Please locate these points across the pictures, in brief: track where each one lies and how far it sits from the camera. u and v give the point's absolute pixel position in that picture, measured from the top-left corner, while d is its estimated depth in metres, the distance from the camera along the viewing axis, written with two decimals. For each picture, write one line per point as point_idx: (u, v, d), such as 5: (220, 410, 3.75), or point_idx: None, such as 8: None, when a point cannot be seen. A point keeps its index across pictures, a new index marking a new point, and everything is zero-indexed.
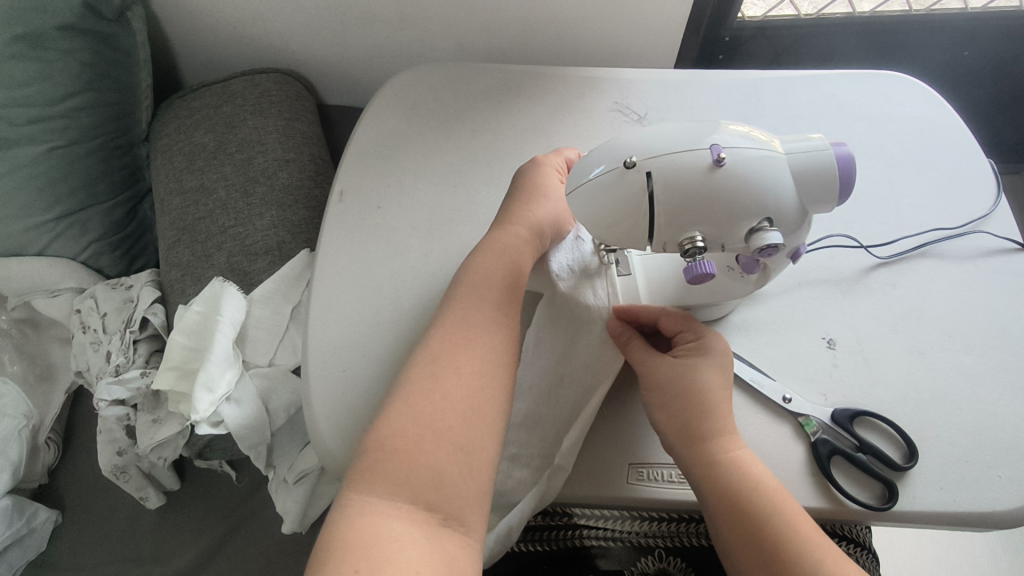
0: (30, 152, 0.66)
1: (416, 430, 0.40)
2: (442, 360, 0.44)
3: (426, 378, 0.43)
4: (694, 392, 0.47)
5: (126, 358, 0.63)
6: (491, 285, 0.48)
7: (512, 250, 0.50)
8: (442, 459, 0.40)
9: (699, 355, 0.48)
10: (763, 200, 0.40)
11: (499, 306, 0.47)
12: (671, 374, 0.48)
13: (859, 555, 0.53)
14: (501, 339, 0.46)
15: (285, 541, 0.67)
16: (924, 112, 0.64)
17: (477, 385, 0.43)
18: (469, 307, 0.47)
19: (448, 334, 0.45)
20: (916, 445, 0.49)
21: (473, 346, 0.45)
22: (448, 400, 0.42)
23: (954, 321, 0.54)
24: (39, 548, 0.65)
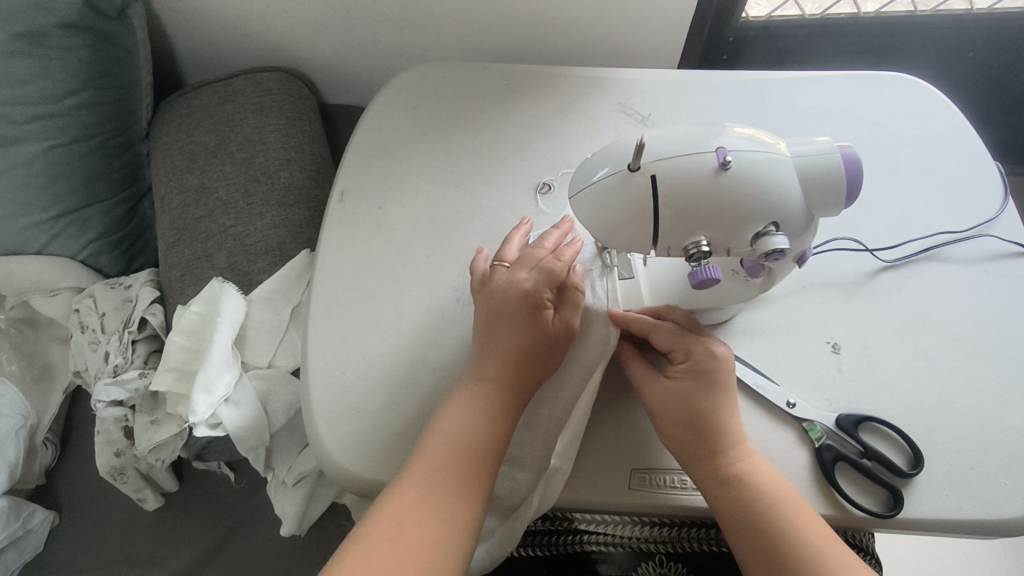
0: (29, 150, 0.66)
1: (378, 551, 0.40)
2: (412, 502, 0.42)
3: (393, 520, 0.41)
4: (685, 420, 0.45)
5: (125, 358, 0.62)
6: (479, 430, 0.44)
7: (507, 377, 0.46)
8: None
9: (688, 376, 0.46)
10: (770, 204, 0.39)
11: (484, 458, 0.44)
12: (669, 400, 0.46)
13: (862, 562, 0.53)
14: (482, 495, 0.43)
15: (284, 543, 0.66)
16: (931, 114, 0.64)
17: (443, 542, 0.41)
18: (454, 454, 0.43)
19: (424, 481, 0.42)
20: (921, 452, 0.49)
21: (449, 501, 0.42)
22: (414, 513, 0.41)
23: (960, 326, 0.54)
24: (36, 550, 0.64)
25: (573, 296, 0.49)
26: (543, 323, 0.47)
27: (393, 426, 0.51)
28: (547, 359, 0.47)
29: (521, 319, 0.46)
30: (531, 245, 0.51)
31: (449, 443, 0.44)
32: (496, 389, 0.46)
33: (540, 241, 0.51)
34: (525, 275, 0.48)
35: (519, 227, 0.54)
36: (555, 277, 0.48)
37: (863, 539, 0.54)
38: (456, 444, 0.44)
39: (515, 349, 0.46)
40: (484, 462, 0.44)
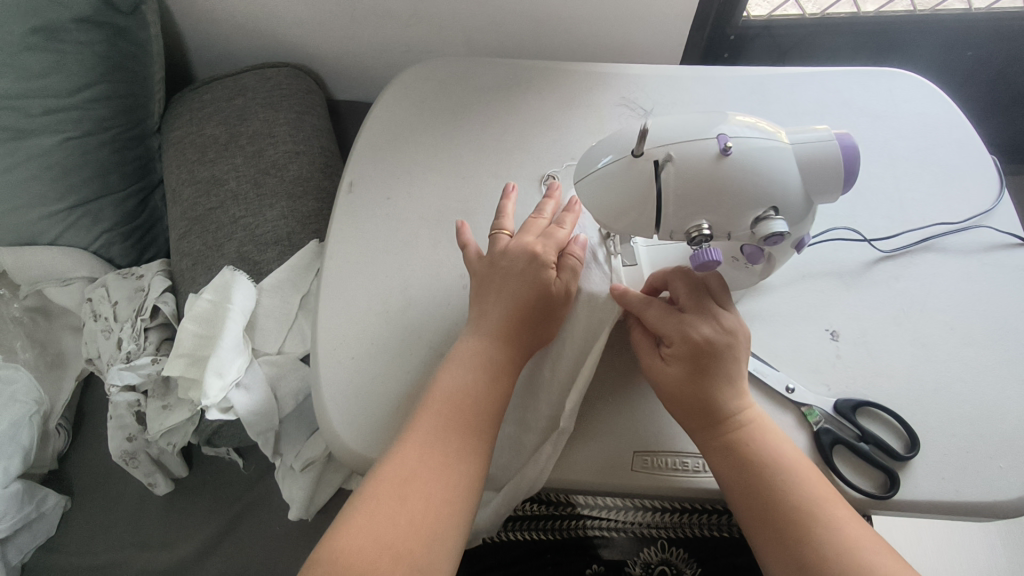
0: (45, 142, 0.68)
1: (387, 503, 0.41)
2: (416, 462, 0.43)
3: (397, 482, 0.42)
4: (681, 400, 0.46)
5: (137, 345, 0.63)
6: (480, 390, 0.46)
7: (509, 334, 0.47)
8: (409, 531, 0.41)
9: (678, 357, 0.46)
10: (769, 190, 0.40)
11: (485, 417, 0.45)
12: (665, 381, 0.47)
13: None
14: (484, 451, 0.45)
15: (291, 528, 0.67)
16: (928, 109, 0.65)
17: (447, 499, 0.42)
18: (455, 413, 0.45)
19: (426, 441, 0.43)
20: (918, 436, 0.50)
21: (451, 459, 0.43)
22: (422, 468, 0.43)
23: (957, 315, 0.55)
24: (49, 533, 0.66)
25: (574, 260, 0.51)
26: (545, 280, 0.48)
27: (400, 409, 0.52)
28: (548, 320, 0.49)
29: (525, 277, 0.49)
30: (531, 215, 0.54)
31: (450, 403, 0.45)
32: (496, 347, 0.47)
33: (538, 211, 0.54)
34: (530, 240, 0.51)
35: (511, 194, 0.56)
36: (557, 243, 0.51)
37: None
38: (459, 401, 0.45)
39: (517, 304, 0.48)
40: (484, 421, 0.45)
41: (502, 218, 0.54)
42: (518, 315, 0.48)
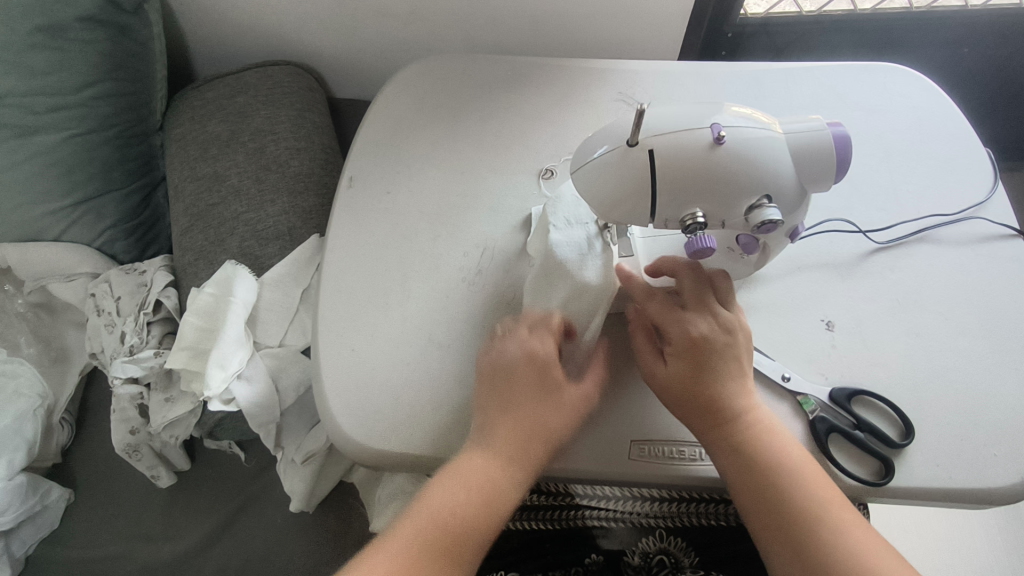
0: (49, 140, 0.68)
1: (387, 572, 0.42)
2: (422, 536, 0.43)
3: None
4: (686, 397, 0.47)
5: (141, 338, 0.64)
6: (480, 492, 0.45)
7: (516, 452, 0.46)
8: None
9: (682, 354, 0.47)
10: (763, 178, 0.41)
11: (479, 530, 0.44)
12: (668, 379, 0.47)
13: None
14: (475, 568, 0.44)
15: (292, 520, 0.68)
16: (923, 102, 0.65)
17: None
18: (450, 522, 0.44)
19: (433, 515, 0.44)
20: (912, 423, 0.50)
21: (456, 540, 0.43)
22: (426, 541, 0.43)
23: (951, 305, 0.55)
24: (53, 526, 0.66)
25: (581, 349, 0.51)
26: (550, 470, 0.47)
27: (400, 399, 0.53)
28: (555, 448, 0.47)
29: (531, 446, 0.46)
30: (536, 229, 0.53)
31: (441, 522, 0.44)
32: (513, 436, 0.46)
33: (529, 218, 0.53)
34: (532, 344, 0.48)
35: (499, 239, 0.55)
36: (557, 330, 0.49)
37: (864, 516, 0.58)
38: (456, 518, 0.44)
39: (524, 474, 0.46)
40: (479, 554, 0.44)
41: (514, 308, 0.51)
42: (521, 433, 0.46)
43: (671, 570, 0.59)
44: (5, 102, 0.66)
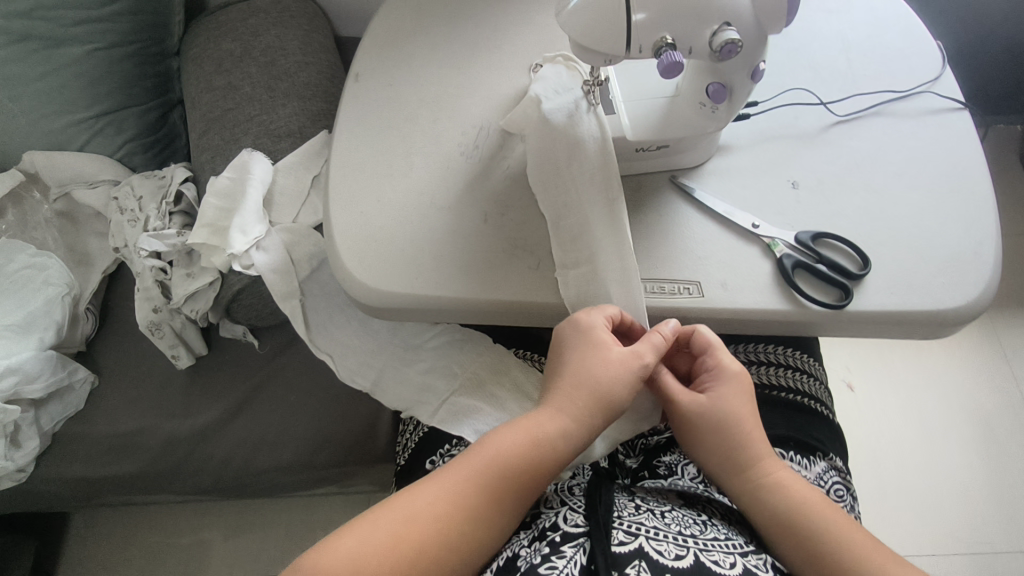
0: (76, 52, 0.74)
1: (463, 482, 0.51)
2: (485, 467, 0.52)
3: (413, 513, 0.49)
4: (723, 418, 0.55)
5: (162, 224, 0.70)
6: (528, 449, 0.52)
7: (575, 411, 0.53)
8: (448, 493, 0.50)
9: (719, 380, 0.56)
10: (722, 5, 0.47)
11: (525, 474, 0.52)
12: (701, 407, 0.55)
13: (804, 378, 0.66)
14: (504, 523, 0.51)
15: (304, 398, 0.73)
16: (879, 3, 0.72)
17: (461, 535, 0.49)
18: (503, 461, 0.52)
19: (498, 450, 0.52)
20: (869, 257, 0.56)
21: (499, 481, 0.51)
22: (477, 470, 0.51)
23: (904, 165, 0.61)
24: (79, 407, 0.71)
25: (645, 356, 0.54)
26: (597, 412, 0.53)
27: (406, 251, 0.58)
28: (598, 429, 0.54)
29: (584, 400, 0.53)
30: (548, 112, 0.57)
31: (500, 456, 0.52)
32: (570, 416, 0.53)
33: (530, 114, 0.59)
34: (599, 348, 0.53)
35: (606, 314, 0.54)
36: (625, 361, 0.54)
37: (810, 367, 0.67)
38: (511, 455, 0.52)
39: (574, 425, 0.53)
40: (522, 482, 0.51)
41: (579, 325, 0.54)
42: (579, 414, 0.53)
43: (648, 435, 0.66)
44: (33, 14, 0.71)
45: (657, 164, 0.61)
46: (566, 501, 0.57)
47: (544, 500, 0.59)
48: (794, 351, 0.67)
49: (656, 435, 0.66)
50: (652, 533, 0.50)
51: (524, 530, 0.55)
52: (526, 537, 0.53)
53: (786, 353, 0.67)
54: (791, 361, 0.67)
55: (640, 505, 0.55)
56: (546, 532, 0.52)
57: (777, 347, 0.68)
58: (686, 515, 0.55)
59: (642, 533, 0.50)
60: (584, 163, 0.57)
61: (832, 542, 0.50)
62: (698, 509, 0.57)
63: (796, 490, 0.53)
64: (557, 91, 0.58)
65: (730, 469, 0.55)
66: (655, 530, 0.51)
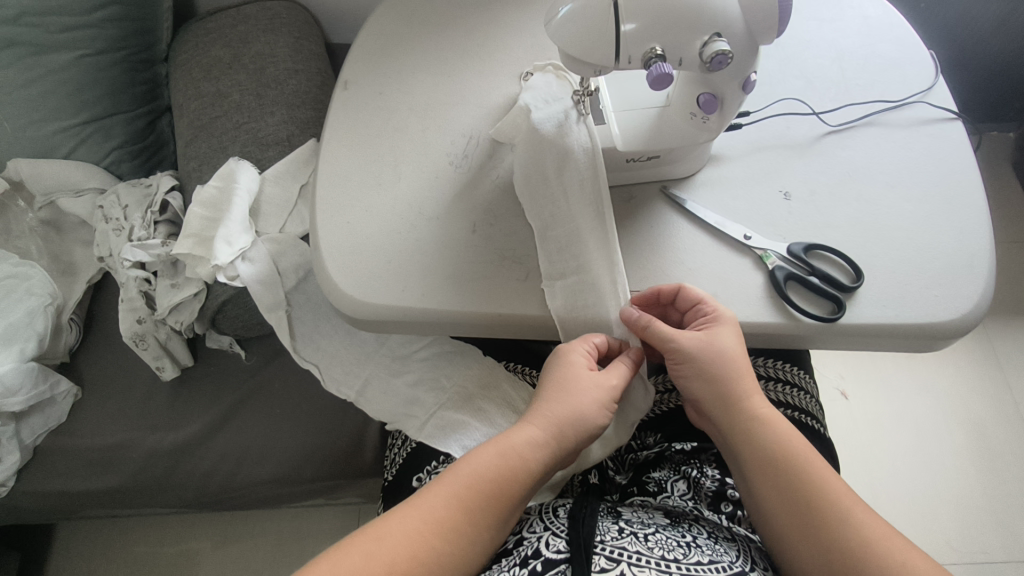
0: (62, 58, 0.73)
1: (443, 503, 0.49)
2: (466, 486, 0.49)
3: (398, 530, 0.47)
4: (718, 360, 0.52)
5: (147, 233, 0.68)
6: (509, 466, 0.51)
7: (556, 431, 0.52)
8: (429, 515, 0.48)
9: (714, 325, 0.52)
10: (712, 16, 0.46)
11: (508, 489, 0.50)
12: (693, 349, 0.53)
13: (793, 391, 0.64)
14: (491, 540, 0.49)
15: (291, 411, 0.72)
16: (872, 12, 0.71)
17: (447, 552, 0.47)
18: (485, 478, 0.50)
19: (475, 470, 0.50)
20: (862, 269, 0.55)
21: (481, 504, 0.49)
22: (459, 490, 0.49)
23: (896, 175, 0.60)
24: (60, 419, 0.70)
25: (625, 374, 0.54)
26: (579, 431, 0.52)
27: (393, 262, 0.57)
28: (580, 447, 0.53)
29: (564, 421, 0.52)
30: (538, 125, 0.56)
31: (482, 474, 0.50)
32: (549, 432, 0.52)
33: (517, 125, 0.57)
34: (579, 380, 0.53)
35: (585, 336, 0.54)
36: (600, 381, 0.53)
37: (800, 381, 0.66)
38: (492, 472, 0.50)
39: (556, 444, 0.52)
40: (505, 497, 0.50)
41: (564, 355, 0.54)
42: (560, 431, 0.52)
43: (637, 450, 0.65)
44: (20, 21, 0.70)
45: (648, 174, 0.60)
46: (548, 525, 0.55)
47: (531, 518, 0.57)
48: (784, 365, 0.66)
49: (645, 450, 0.64)
50: (633, 559, 0.49)
51: (507, 557, 0.53)
52: (507, 564, 0.52)
53: (777, 366, 0.66)
54: (782, 375, 0.65)
55: (623, 528, 0.54)
56: (528, 559, 0.51)
57: (770, 361, 0.67)
58: (670, 536, 0.53)
59: (624, 560, 0.49)
60: (576, 173, 0.56)
61: (811, 487, 0.49)
62: (684, 527, 0.55)
63: (784, 430, 0.52)
64: (547, 101, 0.57)
65: (721, 408, 0.53)
66: (637, 555, 0.50)
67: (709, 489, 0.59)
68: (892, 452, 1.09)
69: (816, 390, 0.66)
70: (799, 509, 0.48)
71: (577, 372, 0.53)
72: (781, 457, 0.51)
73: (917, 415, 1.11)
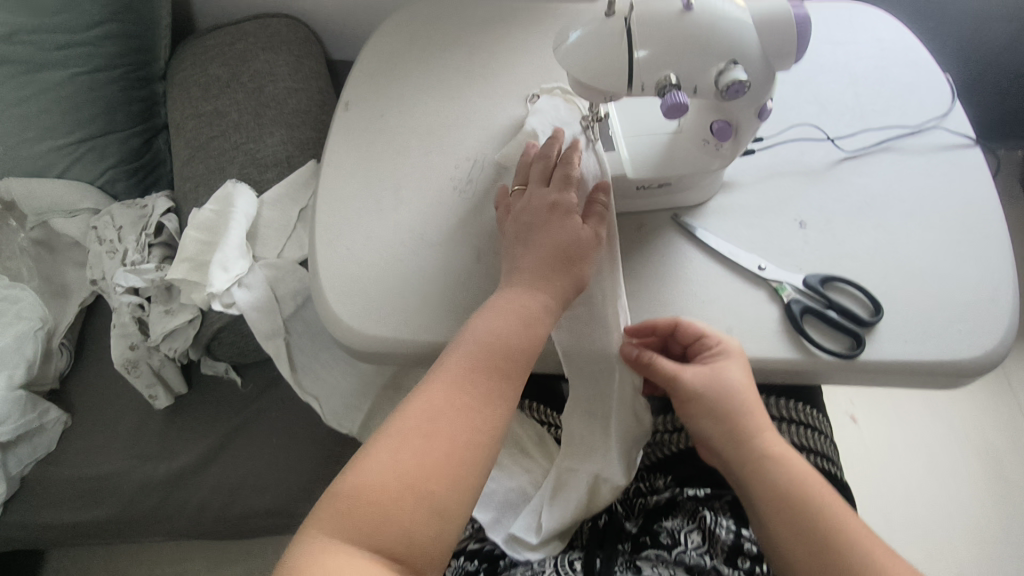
0: (57, 76, 0.72)
1: (446, 387, 0.45)
2: (463, 366, 0.46)
3: (426, 417, 0.44)
4: (727, 394, 0.50)
5: (141, 256, 0.67)
6: (514, 329, 0.48)
7: (543, 281, 0.50)
8: (442, 405, 0.44)
9: (721, 358, 0.50)
10: (728, 44, 0.44)
11: (519, 355, 0.47)
12: (699, 382, 0.51)
13: (809, 434, 0.63)
14: (515, 395, 0.47)
15: (288, 441, 0.70)
16: (885, 34, 0.70)
17: (481, 433, 0.44)
18: (492, 343, 0.47)
19: (468, 352, 0.47)
20: (881, 303, 0.53)
21: (489, 388, 0.46)
22: (460, 373, 0.46)
23: (914, 203, 0.59)
24: (49, 448, 0.68)
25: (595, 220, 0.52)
26: (570, 230, 0.51)
27: (394, 291, 0.55)
28: (582, 266, 0.51)
29: (552, 228, 0.51)
30: (538, 155, 0.55)
31: (486, 340, 0.47)
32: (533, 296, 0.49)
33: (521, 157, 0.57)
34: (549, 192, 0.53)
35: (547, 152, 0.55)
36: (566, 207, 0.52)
37: (817, 421, 0.64)
38: (497, 341, 0.47)
39: (550, 256, 0.50)
40: (519, 364, 0.47)
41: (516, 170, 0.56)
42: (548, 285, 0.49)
43: (647, 494, 0.64)
44: (15, 38, 0.69)
45: (658, 202, 0.59)
46: None
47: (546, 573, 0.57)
48: (800, 405, 0.64)
49: (655, 495, 0.63)
50: None
51: None
52: None
53: (795, 406, 0.64)
54: (798, 416, 0.63)
55: None
56: None
57: (788, 401, 0.64)
58: None
59: None
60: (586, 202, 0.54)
61: (831, 528, 0.46)
62: None
63: (798, 468, 0.50)
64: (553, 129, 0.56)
65: (730, 445, 0.51)
66: None
67: (726, 543, 0.56)
68: (903, 479, 1.06)
69: (831, 430, 0.65)
70: (817, 552, 0.46)
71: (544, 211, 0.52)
72: (797, 497, 0.48)
73: (927, 440, 1.09)
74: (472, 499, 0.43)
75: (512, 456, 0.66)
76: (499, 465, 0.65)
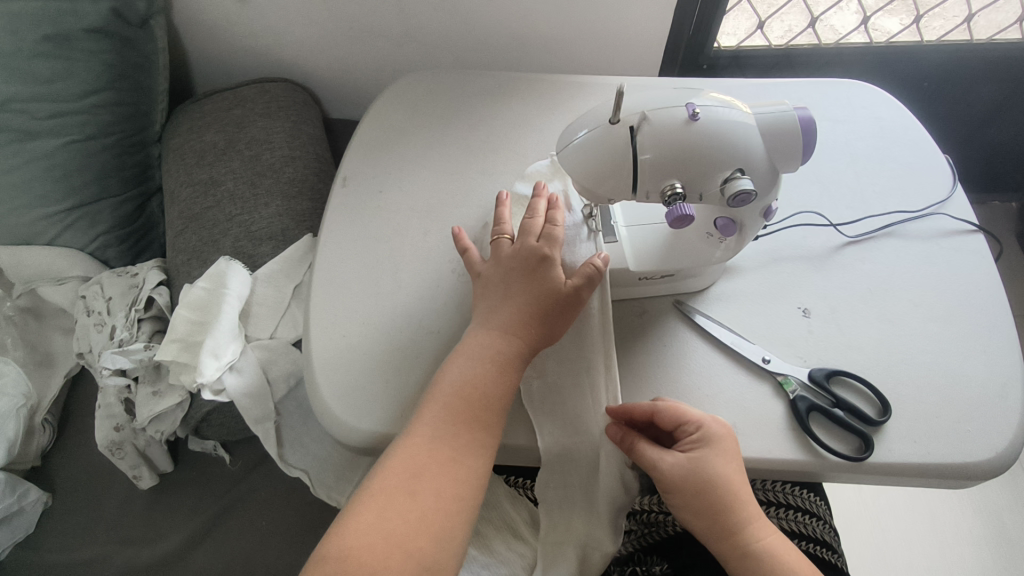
0: (49, 144, 0.71)
1: (426, 435, 0.45)
2: (441, 412, 0.46)
3: (408, 471, 0.44)
4: (711, 485, 0.48)
5: (130, 333, 0.65)
6: (490, 377, 0.47)
7: (521, 325, 0.49)
8: (422, 452, 0.44)
9: (704, 447, 0.48)
10: (734, 153, 0.44)
11: (497, 403, 0.47)
12: (681, 471, 0.48)
13: (811, 521, 0.62)
14: (494, 440, 0.47)
15: (275, 523, 0.68)
16: (884, 113, 0.70)
17: (462, 485, 0.44)
18: (468, 393, 0.46)
19: (445, 396, 0.46)
20: (888, 401, 0.52)
21: (466, 433, 0.46)
22: (439, 418, 0.46)
23: (919, 292, 0.58)
24: (27, 530, 0.66)
25: (589, 267, 0.50)
26: (554, 283, 0.50)
27: (389, 381, 0.53)
28: (562, 318, 0.50)
29: (536, 282, 0.50)
30: (525, 214, 0.54)
31: (462, 391, 0.46)
32: (507, 339, 0.48)
33: (498, 221, 0.55)
34: (534, 241, 0.52)
35: (540, 193, 0.55)
36: (551, 246, 0.51)
37: (815, 506, 0.63)
38: (473, 389, 0.47)
39: (531, 312, 0.49)
40: (497, 410, 0.47)
41: (501, 222, 0.54)
42: (525, 327, 0.49)
43: None
44: (8, 107, 0.68)
45: (659, 289, 0.58)
46: None
47: None
48: (798, 490, 0.64)
49: None
50: None
51: None
52: None
53: (793, 491, 0.63)
54: (795, 501, 0.63)
55: None
56: None
57: (787, 485, 0.64)
58: None
59: None
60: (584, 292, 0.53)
61: None
62: None
63: (785, 555, 0.48)
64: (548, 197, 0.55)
65: (716, 533, 0.49)
66: None
67: None
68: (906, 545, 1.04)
69: (831, 514, 0.64)
70: None
71: (529, 245, 0.51)
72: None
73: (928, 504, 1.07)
74: (459, 552, 0.43)
75: (506, 544, 0.62)
76: (492, 551, 0.61)
